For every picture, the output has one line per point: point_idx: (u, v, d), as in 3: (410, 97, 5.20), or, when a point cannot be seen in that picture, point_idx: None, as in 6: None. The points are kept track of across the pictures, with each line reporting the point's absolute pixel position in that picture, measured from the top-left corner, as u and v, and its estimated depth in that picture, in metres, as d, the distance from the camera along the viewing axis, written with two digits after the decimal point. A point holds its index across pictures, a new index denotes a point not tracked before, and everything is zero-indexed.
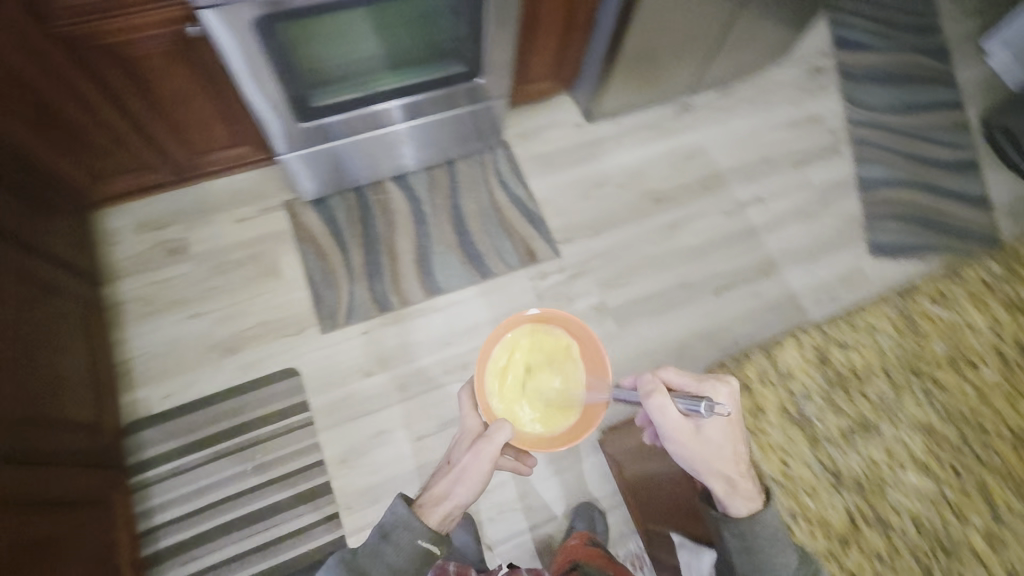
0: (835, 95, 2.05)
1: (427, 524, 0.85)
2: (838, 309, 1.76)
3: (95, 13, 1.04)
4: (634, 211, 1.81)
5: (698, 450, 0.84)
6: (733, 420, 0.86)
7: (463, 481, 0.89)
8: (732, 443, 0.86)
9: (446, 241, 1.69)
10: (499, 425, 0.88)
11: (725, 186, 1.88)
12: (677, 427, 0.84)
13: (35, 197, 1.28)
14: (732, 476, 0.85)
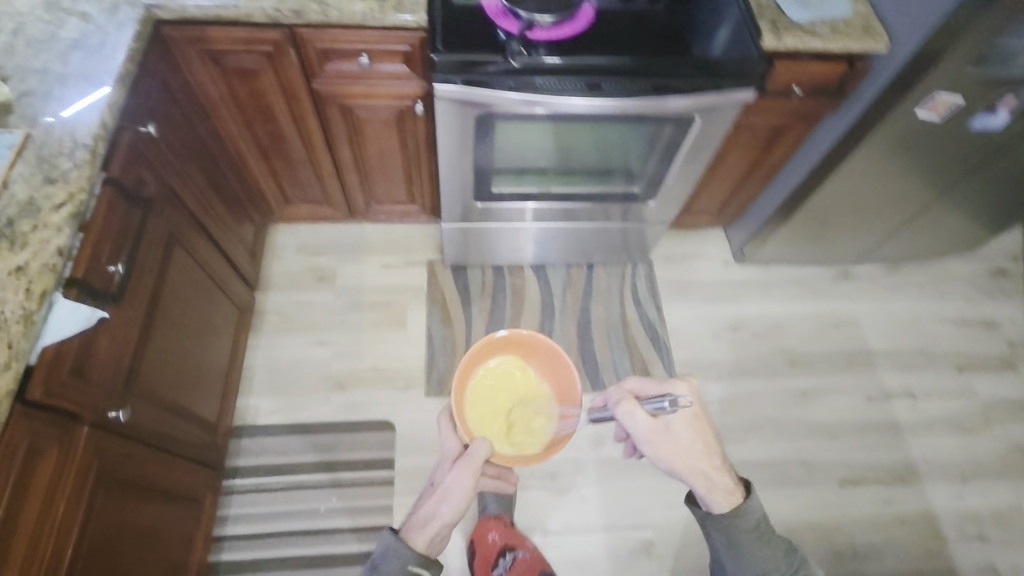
0: (1018, 304, 1.86)
1: (411, 547, 0.88)
2: (983, 549, 1.51)
3: (349, 79, 1.19)
4: (765, 366, 1.71)
5: (670, 449, 0.92)
6: (700, 416, 0.94)
7: (447, 500, 0.93)
8: (702, 437, 0.93)
9: (566, 341, 1.69)
10: (479, 443, 0.96)
11: (871, 368, 1.73)
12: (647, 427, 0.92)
13: (240, 208, 1.45)
14: (708, 471, 0.92)
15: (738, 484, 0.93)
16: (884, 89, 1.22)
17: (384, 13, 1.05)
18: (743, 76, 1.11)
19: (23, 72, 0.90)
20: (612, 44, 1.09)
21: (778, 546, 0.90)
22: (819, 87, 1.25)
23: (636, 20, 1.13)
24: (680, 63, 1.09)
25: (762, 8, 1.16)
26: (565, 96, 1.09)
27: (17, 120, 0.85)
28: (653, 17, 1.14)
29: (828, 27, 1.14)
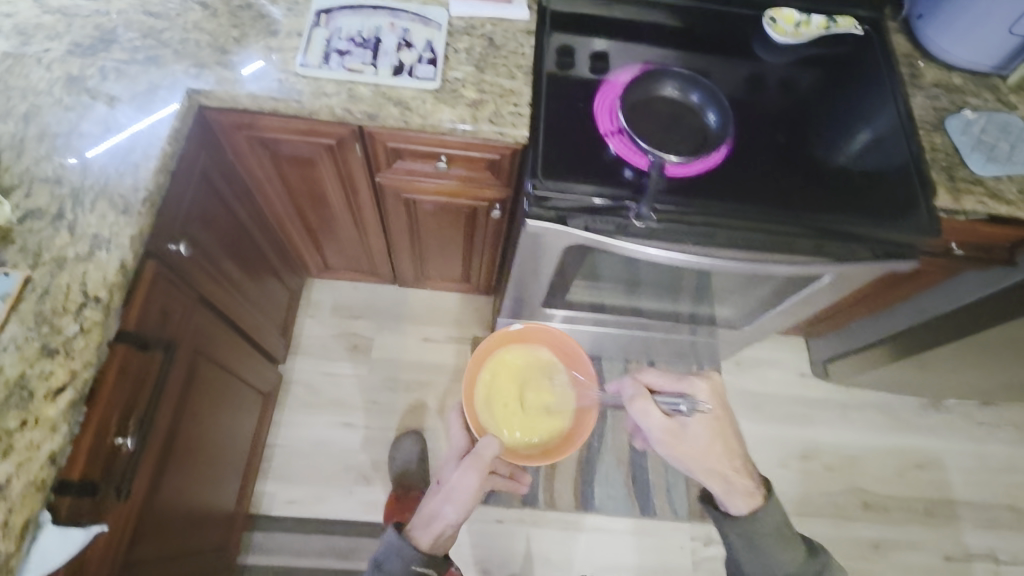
0: None
1: (413, 547, 0.84)
2: None
3: (418, 177, 1.00)
4: (837, 509, 1.55)
5: (687, 450, 0.92)
6: (719, 416, 0.92)
7: (452, 501, 0.87)
8: (720, 439, 0.92)
9: (617, 452, 1.49)
10: (488, 440, 0.87)
11: (955, 522, 1.57)
12: (664, 427, 0.91)
13: (273, 281, 1.27)
14: (728, 475, 0.92)
15: (758, 489, 0.92)
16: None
17: (478, 124, 0.85)
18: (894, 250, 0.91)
19: (29, 181, 0.71)
20: (751, 191, 0.89)
21: (798, 550, 0.91)
22: (975, 247, 1.06)
23: (783, 160, 0.92)
24: (830, 226, 0.88)
25: (936, 157, 0.96)
26: (685, 243, 0.90)
27: (15, 254, 0.67)
28: (805, 156, 0.93)
29: (1018, 189, 0.94)
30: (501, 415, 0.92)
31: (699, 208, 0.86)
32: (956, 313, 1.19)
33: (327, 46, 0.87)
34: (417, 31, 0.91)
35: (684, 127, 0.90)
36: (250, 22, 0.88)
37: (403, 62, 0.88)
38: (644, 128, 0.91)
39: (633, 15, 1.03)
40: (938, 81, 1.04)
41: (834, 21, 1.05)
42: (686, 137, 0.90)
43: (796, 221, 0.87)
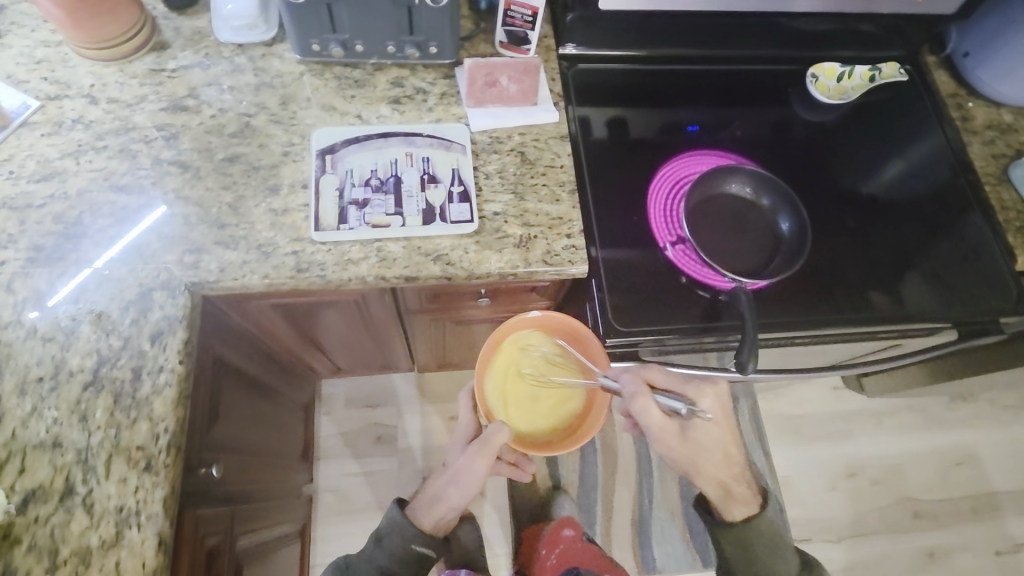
0: None
1: (415, 525, 0.87)
2: None
3: (453, 307, 0.89)
4: (887, 523, 1.54)
5: (689, 454, 0.87)
6: (722, 420, 0.86)
7: (459, 484, 0.88)
8: (722, 445, 0.87)
9: (669, 505, 1.46)
10: (495, 428, 0.82)
11: (997, 516, 1.58)
12: (662, 430, 0.84)
13: (290, 410, 1.16)
14: (726, 482, 0.88)
15: (753, 498, 0.88)
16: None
17: (532, 269, 0.74)
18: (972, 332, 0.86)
19: (20, 453, 0.59)
20: (828, 299, 0.83)
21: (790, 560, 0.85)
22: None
23: (852, 252, 0.87)
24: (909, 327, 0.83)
25: (1007, 217, 0.90)
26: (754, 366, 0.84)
27: (25, 559, 0.56)
28: (876, 244, 0.88)
29: None
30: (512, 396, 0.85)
31: (780, 330, 0.80)
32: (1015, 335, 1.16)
33: (341, 198, 0.74)
34: (439, 158, 0.78)
35: (753, 231, 0.83)
36: (242, 178, 0.73)
37: (433, 204, 0.75)
38: (711, 236, 0.83)
39: (660, 97, 0.95)
40: (990, 122, 0.97)
41: (877, 70, 0.97)
42: (758, 243, 0.82)
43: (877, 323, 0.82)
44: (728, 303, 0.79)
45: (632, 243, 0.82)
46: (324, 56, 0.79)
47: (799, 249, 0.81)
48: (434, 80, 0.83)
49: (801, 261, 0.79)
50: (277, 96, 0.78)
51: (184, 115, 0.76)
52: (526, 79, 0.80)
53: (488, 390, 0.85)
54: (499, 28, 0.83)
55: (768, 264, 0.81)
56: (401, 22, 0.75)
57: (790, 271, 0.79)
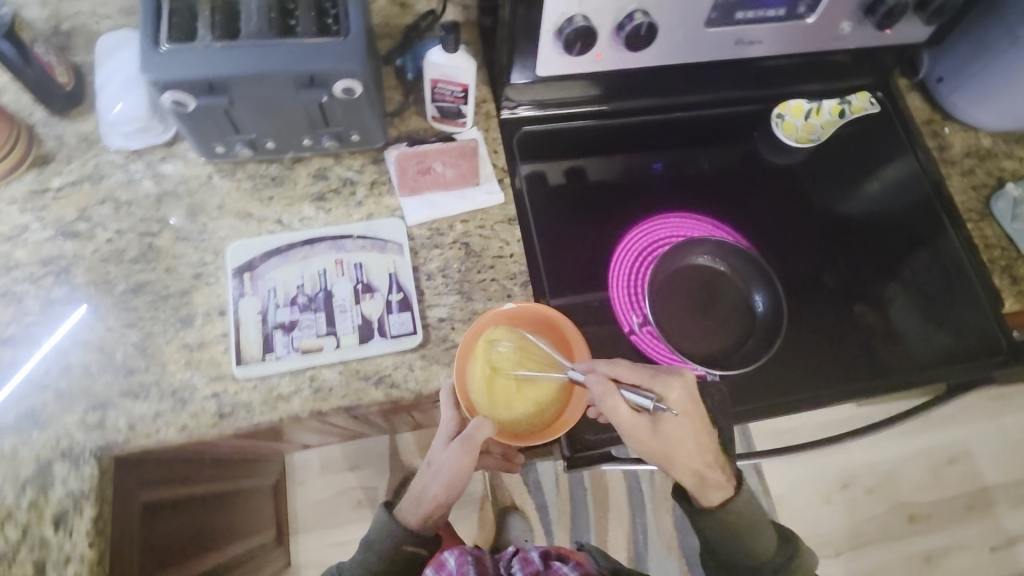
0: None
1: (400, 525, 0.67)
2: None
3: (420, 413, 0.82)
4: (883, 530, 1.50)
5: (661, 452, 0.65)
6: (691, 408, 0.66)
7: (441, 482, 0.66)
8: (700, 430, 0.66)
9: (665, 540, 1.40)
10: (476, 423, 0.63)
11: (991, 511, 1.54)
12: (630, 424, 0.64)
13: (256, 500, 1.09)
14: (703, 471, 0.66)
15: (730, 479, 0.68)
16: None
17: None
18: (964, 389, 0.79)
19: None
20: (805, 374, 0.78)
21: (769, 534, 0.70)
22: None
23: (828, 319, 0.82)
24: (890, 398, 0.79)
25: (992, 255, 0.84)
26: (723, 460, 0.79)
27: None
28: (852, 310, 0.83)
29: None
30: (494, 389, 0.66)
31: (757, 414, 0.74)
32: None
33: (264, 323, 0.65)
34: (373, 262, 0.70)
35: (723, 307, 0.77)
36: (148, 312, 0.65)
37: (369, 317, 0.67)
38: (678, 316, 0.77)
39: (618, 159, 0.88)
40: (968, 149, 0.91)
41: (847, 102, 0.88)
42: (730, 320, 0.76)
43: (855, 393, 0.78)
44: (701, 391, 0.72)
45: (591, 330, 0.76)
46: (231, 156, 0.70)
47: (773, 326, 0.76)
48: (362, 167, 0.74)
49: (777, 344, 0.73)
50: (184, 207, 0.70)
51: (77, 243, 0.67)
52: (462, 163, 0.72)
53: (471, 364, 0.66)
54: (429, 103, 0.73)
55: (742, 344, 0.75)
56: (313, 116, 0.66)
57: (765, 354, 0.74)
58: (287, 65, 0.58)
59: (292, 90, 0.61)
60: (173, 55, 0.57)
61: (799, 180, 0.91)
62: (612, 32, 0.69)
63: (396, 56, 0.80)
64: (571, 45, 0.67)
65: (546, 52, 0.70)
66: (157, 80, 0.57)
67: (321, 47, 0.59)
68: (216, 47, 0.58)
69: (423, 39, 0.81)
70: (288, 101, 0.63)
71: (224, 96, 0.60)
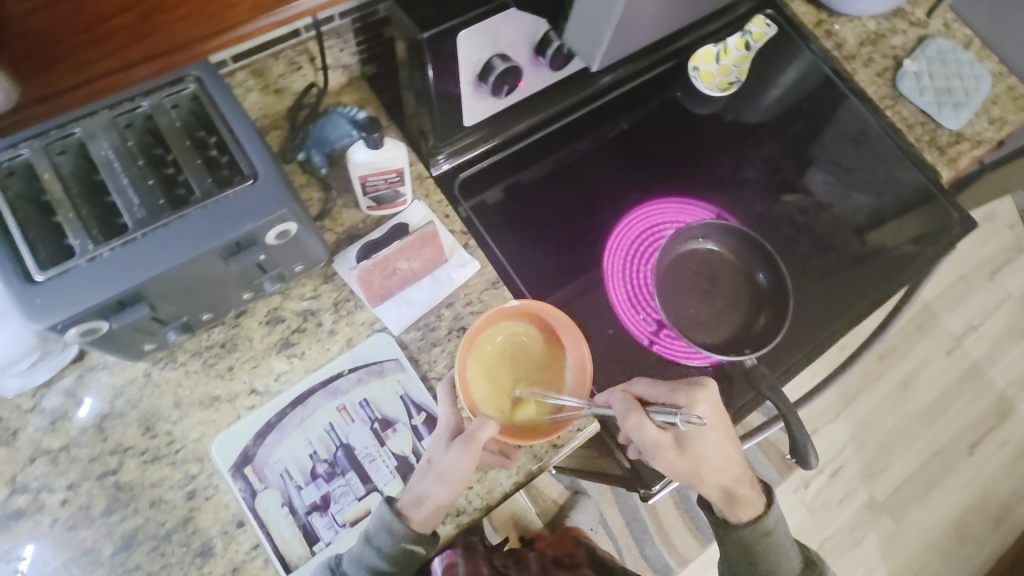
0: None
1: (401, 525, 0.54)
2: None
3: None
4: (864, 377, 1.62)
5: (691, 470, 0.64)
6: (719, 424, 0.64)
7: (440, 479, 0.55)
8: (728, 449, 0.65)
9: None
10: (481, 421, 0.55)
11: (937, 322, 1.68)
12: (656, 445, 0.62)
13: None
14: (732, 486, 0.67)
15: (759, 495, 0.69)
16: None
17: (543, 462, 0.63)
18: (929, 240, 0.85)
19: None
20: (807, 319, 0.82)
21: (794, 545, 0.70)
22: (959, 181, 1.04)
23: (797, 243, 0.86)
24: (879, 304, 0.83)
25: (917, 134, 0.88)
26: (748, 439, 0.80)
27: None
28: (819, 229, 0.87)
29: (988, 121, 0.90)
30: (493, 388, 0.63)
31: (789, 372, 0.79)
32: (974, 187, 1.10)
33: (294, 513, 0.57)
34: (378, 393, 0.62)
35: (728, 287, 0.78)
36: (157, 562, 0.55)
37: (403, 454, 0.60)
38: (690, 309, 0.77)
39: (549, 166, 0.83)
40: (861, 39, 0.92)
41: (748, 33, 0.87)
42: (737, 299, 0.78)
43: (854, 316, 0.82)
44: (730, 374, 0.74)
45: (615, 352, 0.74)
46: (164, 347, 0.58)
47: (779, 293, 0.77)
48: (316, 291, 0.65)
49: (789, 311, 0.75)
50: (135, 424, 0.58)
51: (25, 523, 0.54)
52: (426, 250, 0.64)
53: (481, 330, 0.63)
54: (362, 197, 0.65)
55: (755, 320, 0.77)
56: (248, 274, 0.55)
57: (780, 323, 0.76)
58: (206, 242, 0.48)
59: (220, 263, 0.51)
60: (61, 284, 0.45)
61: (723, 119, 0.91)
62: (531, 57, 0.64)
63: (295, 150, 0.68)
64: (498, 88, 0.63)
65: (471, 100, 0.66)
66: (54, 324, 0.45)
67: (239, 205, 0.49)
68: (110, 254, 0.46)
69: (328, 109, 0.69)
70: (217, 274, 0.52)
71: (143, 303, 0.49)
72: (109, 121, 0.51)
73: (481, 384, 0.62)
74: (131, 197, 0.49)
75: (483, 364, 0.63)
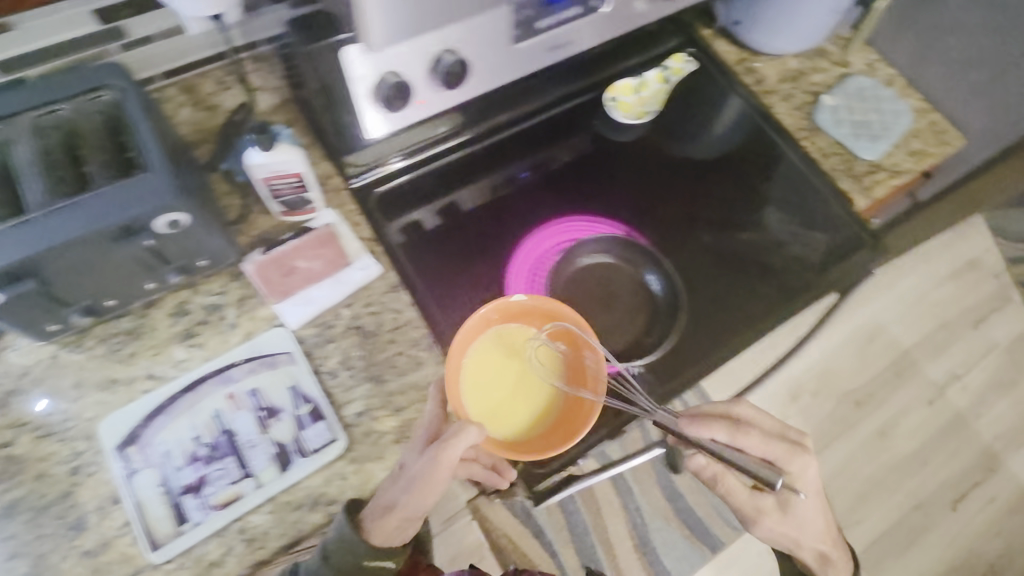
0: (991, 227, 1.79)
1: (364, 541, 0.56)
2: None
3: None
4: (838, 423, 1.56)
5: (791, 534, 0.70)
6: (818, 495, 0.68)
7: (408, 491, 0.56)
8: (825, 518, 0.70)
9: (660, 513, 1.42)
10: (457, 429, 0.55)
11: (918, 369, 1.63)
12: (753, 506, 0.70)
13: None
14: (824, 556, 0.71)
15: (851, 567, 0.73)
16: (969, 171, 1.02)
17: None
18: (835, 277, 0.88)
19: None
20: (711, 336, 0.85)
21: None
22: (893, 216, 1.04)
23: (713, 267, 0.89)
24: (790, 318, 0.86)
25: (832, 164, 0.90)
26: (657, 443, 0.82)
27: None
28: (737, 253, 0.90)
29: (908, 153, 0.92)
30: (493, 392, 0.65)
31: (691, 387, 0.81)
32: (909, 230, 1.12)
33: (169, 493, 0.59)
34: (268, 383, 0.65)
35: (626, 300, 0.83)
36: (33, 532, 0.57)
37: (283, 442, 0.62)
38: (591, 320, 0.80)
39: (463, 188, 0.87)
40: (782, 76, 0.97)
41: (666, 67, 0.92)
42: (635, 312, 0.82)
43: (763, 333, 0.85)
44: (623, 381, 0.76)
45: None
46: (69, 329, 0.63)
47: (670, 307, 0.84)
48: (224, 287, 0.69)
49: (679, 324, 0.82)
50: (34, 401, 0.62)
51: None
52: (326, 250, 0.71)
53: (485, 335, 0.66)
54: (271, 201, 0.70)
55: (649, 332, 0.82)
56: (146, 262, 0.60)
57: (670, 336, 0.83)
58: (92, 223, 0.53)
59: (110, 246, 0.55)
60: None
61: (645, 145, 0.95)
62: (428, 73, 0.69)
63: (218, 159, 0.73)
64: (392, 101, 0.68)
65: (370, 113, 0.69)
66: None
67: (127, 192, 0.54)
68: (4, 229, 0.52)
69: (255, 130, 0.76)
70: (110, 258, 0.57)
71: (32, 277, 0.54)
72: (31, 122, 0.58)
73: (480, 388, 0.64)
74: (35, 183, 0.55)
75: (482, 368, 0.65)
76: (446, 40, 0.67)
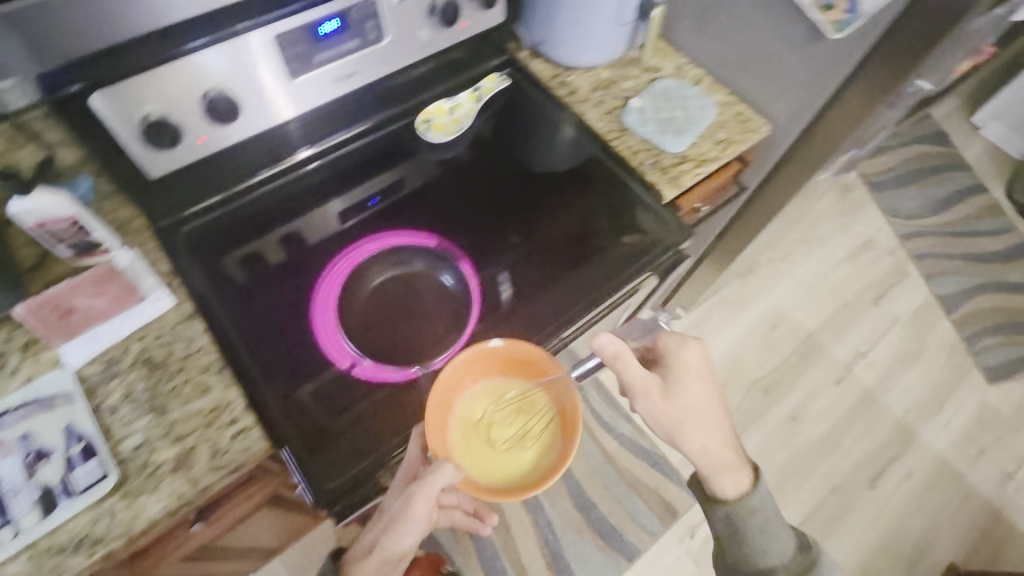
0: (876, 211, 1.86)
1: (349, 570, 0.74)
2: (995, 462, 1.56)
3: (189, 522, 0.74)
4: (747, 415, 1.56)
5: (676, 414, 0.74)
6: (705, 374, 0.75)
7: (396, 526, 0.72)
8: (716, 407, 0.76)
9: (572, 524, 1.42)
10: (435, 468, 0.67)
11: (822, 351, 1.65)
12: (639, 384, 0.73)
13: None
14: (717, 454, 0.76)
15: (748, 472, 0.77)
16: (787, 148, 1.04)
17: (203, 486, 0.64)
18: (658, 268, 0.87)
19: None
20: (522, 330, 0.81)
21: None
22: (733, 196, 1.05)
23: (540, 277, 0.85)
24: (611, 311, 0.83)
25: (640, 159, 0.94)
26: None
27: None
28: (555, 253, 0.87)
29: (713, 142, 0.96)
30: (482, 438, 0.73)
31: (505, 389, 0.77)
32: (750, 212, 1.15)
33: None
34: (41, 426, 0.64)
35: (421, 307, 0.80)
36: None
37: (49, 484, 0.61)
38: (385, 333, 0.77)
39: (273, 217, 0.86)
40: (593, 85, 1.01)
41: (477, 88, 0.99)
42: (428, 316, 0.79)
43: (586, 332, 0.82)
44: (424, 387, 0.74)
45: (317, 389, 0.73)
46: None
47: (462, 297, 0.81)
48: (9, 336, 0.70)
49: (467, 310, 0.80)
50: None
51: None
52: (109, 287, 0.70)
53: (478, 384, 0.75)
54: (55, 244, 0.69)
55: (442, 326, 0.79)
56: None
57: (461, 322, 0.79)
58: None
59: None
60: None
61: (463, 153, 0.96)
62: (203, 115, 0.74)
63: None
64: (158, 140, 0.72)
65: (149, 155, 0.74)
66: None
67: None
68: None
69: (56, 181, 0.79)
70: None
71: None
72: None
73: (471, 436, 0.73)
74: None
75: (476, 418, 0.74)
76: (203, 77, 0.71)
